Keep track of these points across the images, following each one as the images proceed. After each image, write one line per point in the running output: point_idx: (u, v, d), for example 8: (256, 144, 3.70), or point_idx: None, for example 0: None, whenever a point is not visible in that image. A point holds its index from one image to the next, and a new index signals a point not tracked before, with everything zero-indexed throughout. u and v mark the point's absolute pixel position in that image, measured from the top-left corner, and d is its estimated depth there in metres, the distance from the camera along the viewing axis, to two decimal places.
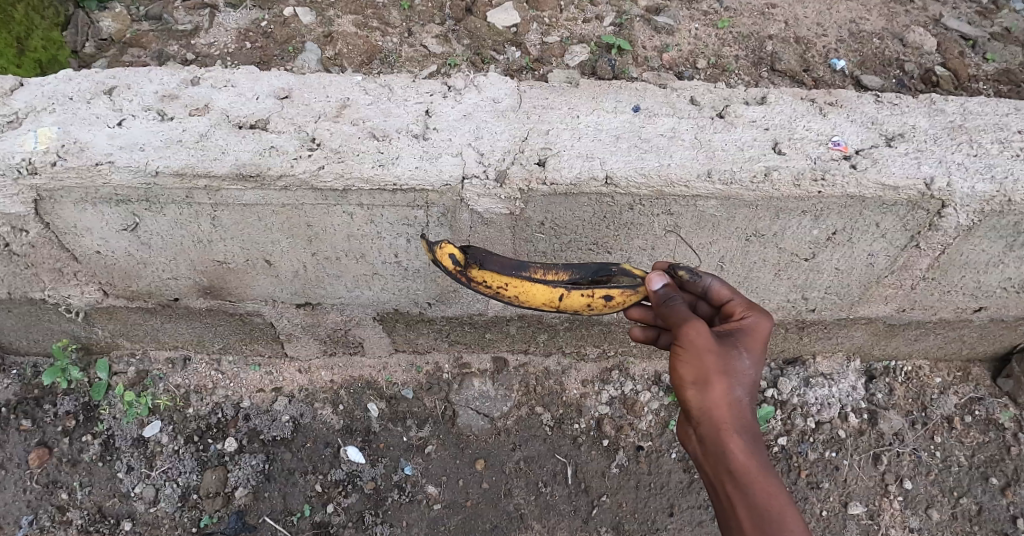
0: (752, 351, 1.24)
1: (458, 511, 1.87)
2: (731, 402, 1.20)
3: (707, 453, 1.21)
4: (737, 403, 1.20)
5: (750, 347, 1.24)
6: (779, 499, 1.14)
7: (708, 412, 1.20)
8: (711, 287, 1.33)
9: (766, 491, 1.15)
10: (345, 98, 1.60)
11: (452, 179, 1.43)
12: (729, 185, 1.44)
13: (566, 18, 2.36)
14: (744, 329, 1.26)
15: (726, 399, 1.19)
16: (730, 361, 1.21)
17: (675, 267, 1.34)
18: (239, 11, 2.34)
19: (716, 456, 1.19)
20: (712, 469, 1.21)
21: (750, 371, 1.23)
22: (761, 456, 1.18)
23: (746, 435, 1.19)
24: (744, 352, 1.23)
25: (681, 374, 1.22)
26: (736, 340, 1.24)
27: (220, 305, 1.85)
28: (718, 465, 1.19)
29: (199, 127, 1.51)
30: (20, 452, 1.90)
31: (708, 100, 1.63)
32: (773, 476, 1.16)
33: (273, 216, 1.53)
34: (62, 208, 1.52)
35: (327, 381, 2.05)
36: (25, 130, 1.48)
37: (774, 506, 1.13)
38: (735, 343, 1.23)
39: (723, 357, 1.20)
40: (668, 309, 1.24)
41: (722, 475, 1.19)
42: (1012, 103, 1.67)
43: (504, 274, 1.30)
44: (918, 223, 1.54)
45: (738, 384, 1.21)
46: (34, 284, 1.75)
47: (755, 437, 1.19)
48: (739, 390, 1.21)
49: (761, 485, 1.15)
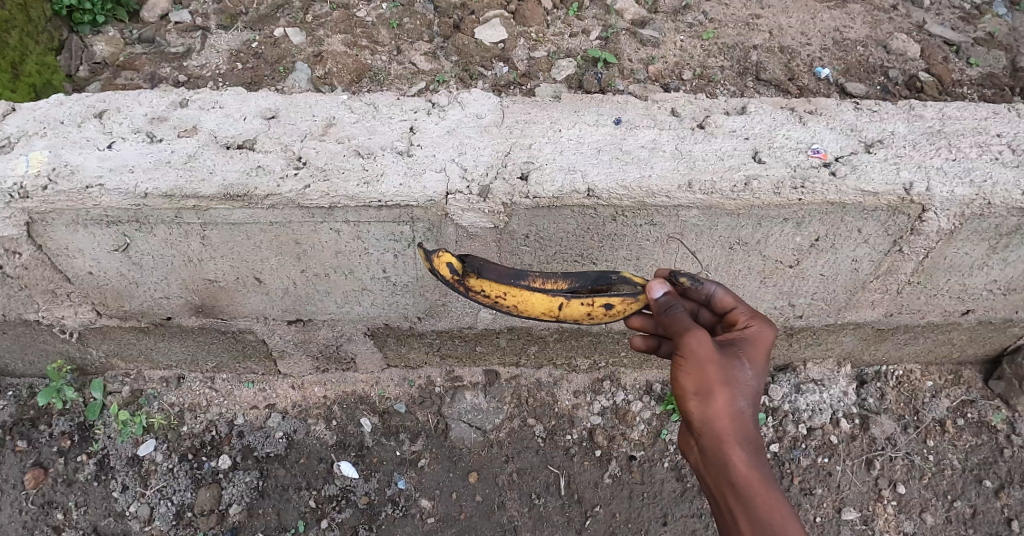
0: (754, 361, 1.25)
1: (452, 524, 1.88)
2: (734, 413, 1.19)
3: (709, 465, 1.20)
4: (740, 414, 1.20)
5: (752, 356, 1.25)
6: (782, 511, 1.12)
7: (710, 423, 1.20)
8: (715, 295, 1.36)
9: (768, 504, 1.13)
10: (331, 117, 1.63)
11: (436, 195, 1.44)
12: (709, 195, 1.46)
13: (552, 33, 2.40)
14: (747, 338, 1.28)
15: (729, 410, 1.19)
16: (732, 371, 1.21)
17: (676, 274, 1.37)
18: (231, 32, 2.38)
19: (718, 467, 1.18)
20: (714, 481, 1.20)
21: (752, 381, 1.23)
22: (763, 468, 1.17)
23: (748, 447, 1.18)
24: (746, 362, 1.24)
25: (682, 384, 1.22)
26: (738, 349, 1.25)
27: (213, 324, 1.87)
28: (720, 477, 1.18)
29: (187, 149, 1.53)
30: (16, 473, 1.91)
31: (688, 111, 1.65)
32: (776, 490, 1.15)
33: (262, 234, 1.54)
34: (53, 230, 1.54)
35: (320, 397, 2.06)
36: (16, 155, 1.50)
37: (776, 519, 1.11)
38: (737, 353, 1.25)
39: (725, 367, 1.21)
40: (668, 317, 1.26)
41: (723, 487, 1.18)
42: (990, 108, 1.69)
43: (502, 283, 1.31)
44: (899, 227, 1.56)
45: (740, 394, 1.21)
46: (28, 306, 1.77)
47: (758, 449, 1.18)
48: (742, 401, 1.21)
49: (763, 497, 1.13)
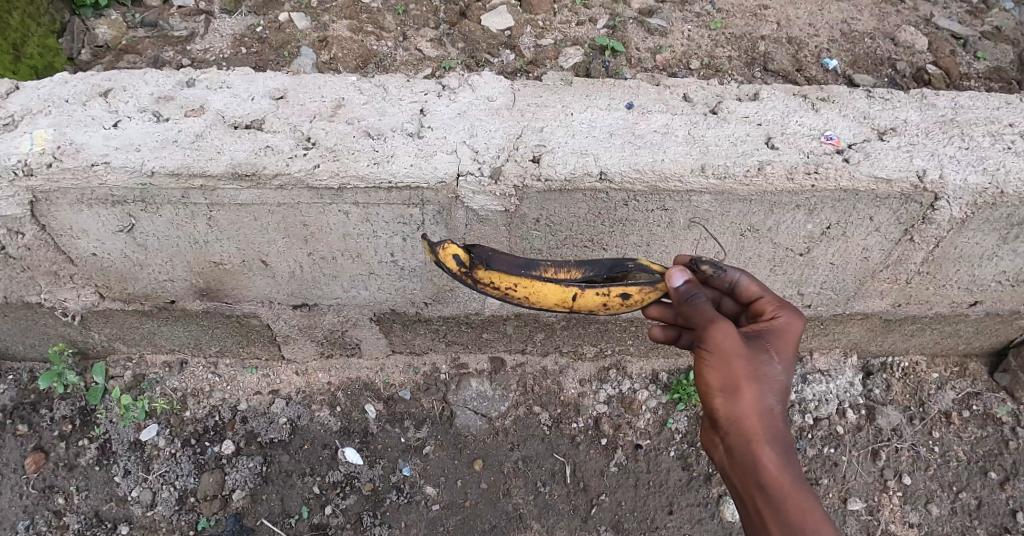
0: (783, 354, 1.24)
1: (457, 512, 1.87)
2: (763, 410, 1.18)
3: (736, 463, 1.20)
4: (768, 411, 1.19)
5: (780, 349, 1.24)
6: (813, 513, 1.12)
7: (737, 421, 1.19)
8: (739, 282, 1.35)
9: (797, 504, 1.13)
10: (341, 98, 1.61)
11: (447, 176, 1.43)
12: (722, 180, 1.45)
13: (559, 21, 2.38)
14: (774, 330, 1.26)
15: (757, 407, 1.18)
16: (760, 366, 1.20)
17: (697, 261, 1.31)
18: (235, 17, 2.35)
19: (746, 466, 1.18)
20: (741, 480, 1.20)
21: (780, 376, 1.22)
22: (793, 467, 1.16)
23: (777, 445, 1.18)
24: (775, 356, 1.23)
25: (708, 380, 1.21)
26: (766, 342, 1.24)
27: (217, 307, 1.85)
28: (748, 476, 1.18)
29: (195, 128, 1.51)
30: (16, 457, 1.89)
31: (700, 97, 1.64)
32: (805, 491, 1.15)
33: (269, 216, 1.53)
34: (58, 209, 1.52)
35: (325, 383, 2.04)
36: (21, 133, 1.48)
37: (808, 523, 1.11)
38: (765, 346, 1.23)
39: (752, 362, 1.20)
40: (691, 307, 1.23)
41: (751, 487, 1.18)
42: (1002, 98, 1.68)
43: (513, 275, 1.29)
44: (911, 216, 1.55)
45: (769, 390, 1.20)
46: (31, 288, 1.76)
47: (787, 447, 1.18)
48: (770, 397, 1.20)
49: (792, 498, 1.13)
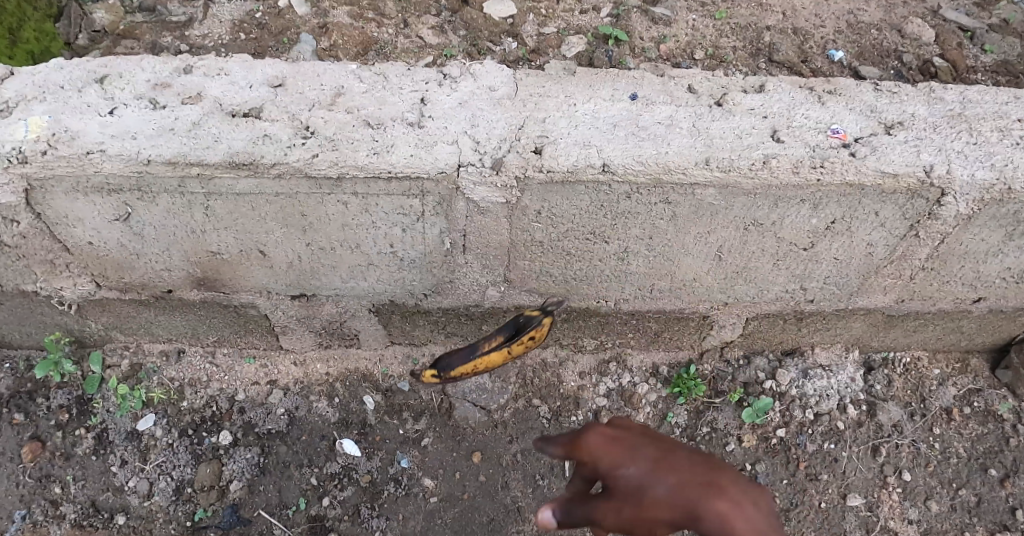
0: (635, 460, 0.99)
1: (455, 504, 1.86)
2: (672, 502, 0.93)
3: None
4: (679, 492, 0.94)
5: (615, 460, 0.99)
6: None
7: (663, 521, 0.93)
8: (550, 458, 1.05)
9: None
10: (340, 86, 1.58)
11: (448, 167, 1.41)
12: (727, 173, 1.42)
13: (562, 9, 2.34)
14: (594, 462, 1.00)
15: (662, 508, 0.93)
16: (632, 487, 0.96)
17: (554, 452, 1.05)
18: (233, 2, 2.32)
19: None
20: None
21: (643, 470, 0.97)
22: (743, 513, 0.91)
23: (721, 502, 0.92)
24: (630, 466, 0.98)
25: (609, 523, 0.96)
26: (606, 477, 0.99)
27: (215, 297, 1.83)
28: None
29: (191, 116, 1.49)
30: (13, 447, 1.88)
31: (705, 88, 1.62)
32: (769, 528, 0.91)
33: (267, 205, 1.51)
34: (53, 198, 1.50)
35: (323, 374, 2.03)
36: (15, 120, 1.46)
37: None
38: (625, 476, 0.97)
39: (630, 493, 0.95)
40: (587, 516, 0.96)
41: None
42: (1011, 92, 1.65)
43: (467, 363, 1.44)
44: (917, 211, 1.53)
45: (658, 483, 0.95)
46: (26, 277, 1.74)
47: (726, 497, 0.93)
48: (665, 484, 0.95)
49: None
